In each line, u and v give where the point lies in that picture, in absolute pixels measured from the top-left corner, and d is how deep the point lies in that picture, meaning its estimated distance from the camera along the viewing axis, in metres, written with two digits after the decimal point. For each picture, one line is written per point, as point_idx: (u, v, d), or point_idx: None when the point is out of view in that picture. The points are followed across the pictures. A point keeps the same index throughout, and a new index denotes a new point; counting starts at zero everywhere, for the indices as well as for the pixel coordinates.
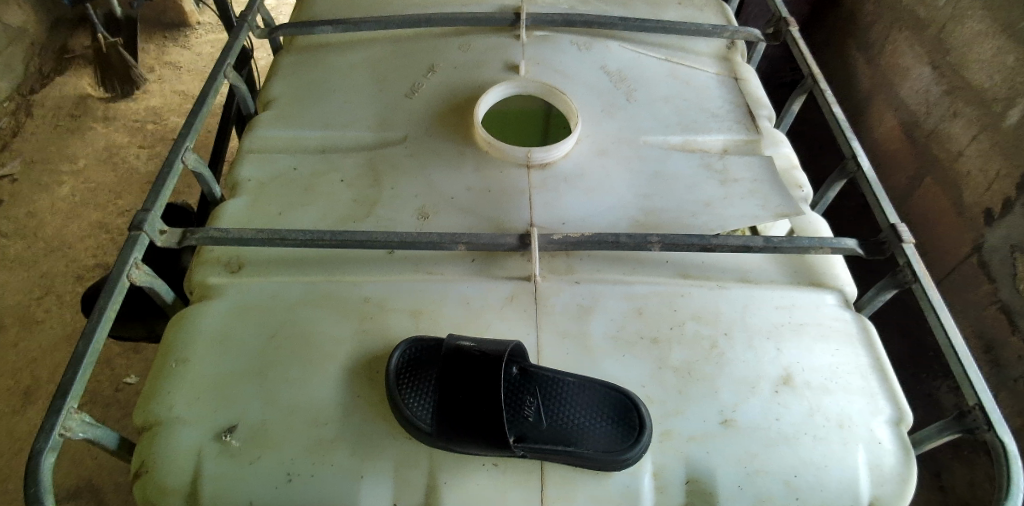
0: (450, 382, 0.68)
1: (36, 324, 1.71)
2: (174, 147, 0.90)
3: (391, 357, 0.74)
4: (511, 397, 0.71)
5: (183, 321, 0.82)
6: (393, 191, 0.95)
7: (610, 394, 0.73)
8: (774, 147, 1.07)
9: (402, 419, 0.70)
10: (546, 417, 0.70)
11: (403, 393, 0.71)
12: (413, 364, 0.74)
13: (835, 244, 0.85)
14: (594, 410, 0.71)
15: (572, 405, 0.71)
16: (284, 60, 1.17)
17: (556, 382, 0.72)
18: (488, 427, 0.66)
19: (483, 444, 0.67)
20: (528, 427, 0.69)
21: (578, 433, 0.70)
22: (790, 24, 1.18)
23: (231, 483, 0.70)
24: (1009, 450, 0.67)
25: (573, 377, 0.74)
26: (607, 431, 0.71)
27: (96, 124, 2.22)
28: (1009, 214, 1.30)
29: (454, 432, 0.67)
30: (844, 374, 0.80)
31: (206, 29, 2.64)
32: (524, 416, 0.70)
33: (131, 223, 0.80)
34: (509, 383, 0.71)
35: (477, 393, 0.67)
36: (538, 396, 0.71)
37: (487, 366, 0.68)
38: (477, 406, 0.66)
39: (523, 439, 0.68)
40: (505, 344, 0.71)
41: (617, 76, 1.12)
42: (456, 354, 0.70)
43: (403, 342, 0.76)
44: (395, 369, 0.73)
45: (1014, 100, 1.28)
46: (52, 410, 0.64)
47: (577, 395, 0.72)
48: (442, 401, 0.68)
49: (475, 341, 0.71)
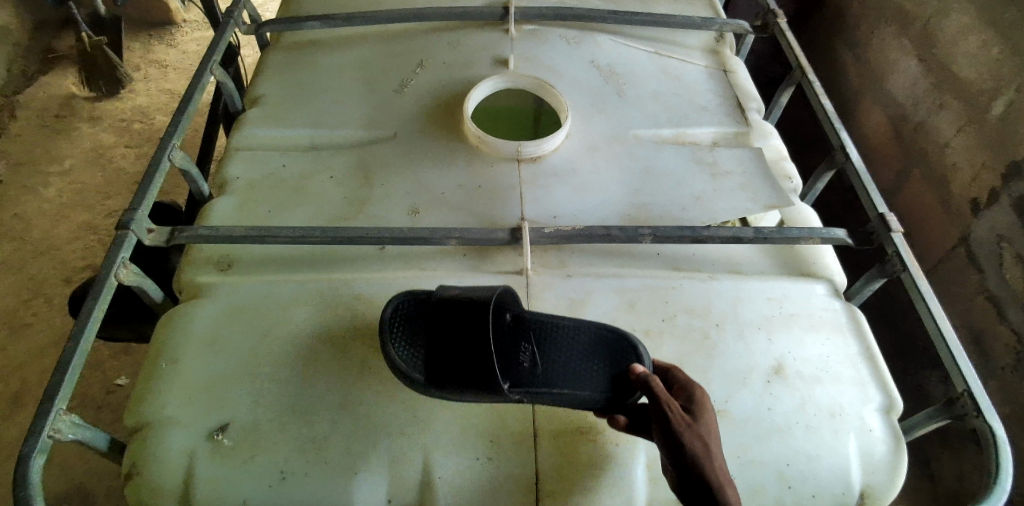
0: (435, 331, 0.68)
1: (23, 328, 1.69)
2: (160, 146, 0.89)
3: (385, 310, 0.73)
4: (507, 345, 0.71)
5: (172, 322, 0.81)
6: (383, 189, 0.95)
7: (605, 335, 0.74)
8: (764, 140, 1.08)
9: (395, 371, 0.70)
10: (540, 363, 0.71)
11: (396, 344, 0.72)
12: (406, 319, 0.74)
13: (824, 235, 0.86)
14: (589, 353, 0.73)
15: (566, 349, 0.73)
16: (271, 58, 1.16)
17: (550, 328, 0.74)
18: (478, 374, 0.66)
19: (473, 392, 0.67)
20: (524, 374, 0.70)
21: (573, 378, 0.70)
22: (778, 17, 1.18)
23: (223, 483, 0.70)
24: (998, 437, 0.67)
25: (569, 321, 0.75)
26: (603, 374, 0.71)
27: (82, 124, 2.19)
28: (996, 205, 1.31)
29: (445, 379, 0.66)
30: (835, 364, 0.81)
31: (192, 26, 2.61)
32: (522, 363, 0.71)
33: (119, 223, 0.79)
34: (504, 330, 0.71)
35: (464, 343, 0.66)
36: (531, 345, 0.72)
37: (472, 310, 0.67)
38: (467, 355, 0.66)
39: (518, 385, 0.69)
40: (491, 291, 0.70)
41: (607, 71, 1.12)
42: (442, 302, 0.69)
43: (396, 298, 0.75)
44: (388, 324, 0.72)
45: (999, 92, 1.29)
46: (41, 413, 0.64)
47: (573, 339, 0.74)
48: (430, 351, 0.67)
49: (462, 290, 0.71)
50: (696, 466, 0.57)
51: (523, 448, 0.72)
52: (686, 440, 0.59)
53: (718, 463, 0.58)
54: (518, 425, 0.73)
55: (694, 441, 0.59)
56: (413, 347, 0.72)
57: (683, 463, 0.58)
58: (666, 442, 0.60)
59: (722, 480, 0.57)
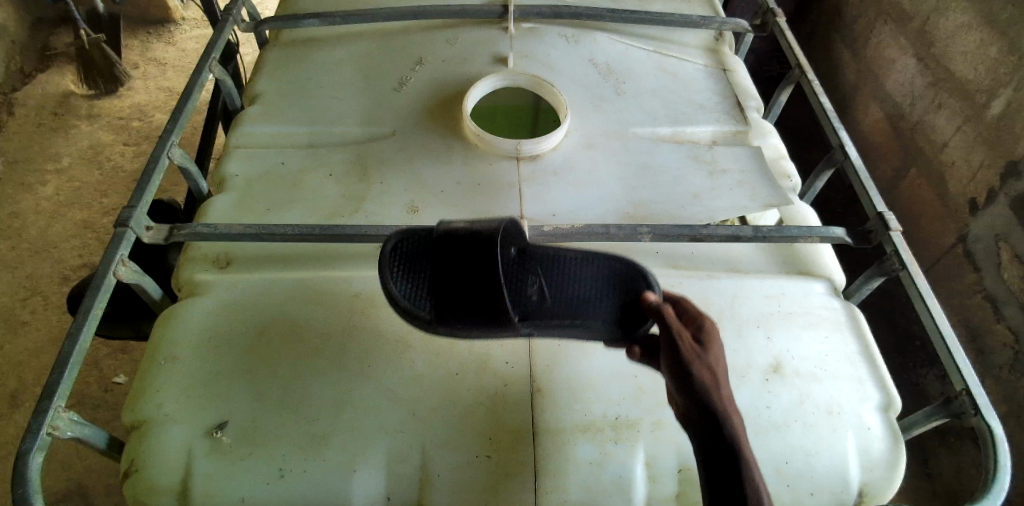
0: (441, 269, 0.65)
1: (21, 327, 1.68)
2: (159, 143, 0.89)
3: (387, 242, 0.71)
4: (515, 276, 0.71)
5: (170, 319, 0.81)
6: (382, 186, 0.95)
7: (612, 264, 0.74)
8: (762, 138, 1.08)
9: (399, 310, 0.68)
10: (548, 296, 0.72)
11: (396, 281, 0.69)
12: (406, 252, 0.71)
13: (823, 234, 0.85)
14: (597, 282, 0.73)
15: (573, 280, 0.73)
16: (269, 55, 1.15)
17: (557, 258, 0.73)
18: (489, 312, 0.65)
19: (485, 329, 0.67)
20: (533, 306, 0.70)
21: (582, 310, 0.71)
22: (777, 15, 1.18)
23: (222, 480, 0.70)
24: (996, 436, 0.68)
25: (575, 253, 0.74)
26: (612, 303, 0.72)
27: (79, 122, 2.19)
28: (993, 204, 1.31)
29: (454, 318, 0.66)
30: (834, 361, 0.81)
31: (190, 24, 2.61)
32: (529, 295, 0.71)
33: (117, 220, 0.79)
34: (510, 263, 0.70)
35: (473, 281, 0.64)
36: (539, 276, 0.72)
37: (481, 246, 0.64)
38: (478, 292, 0.65)
39: (528, 319, 0.69)
40: (499, 223, 0.66)
41: (606, 69, 1.12)
42: (447, 237, 0.66)
43: (393, 234, 0.72)
44: (389, 257, 0.70)
45: (996, 91, 1.30)
46: (39, 410, 0.64)
47: (579, 270, 0.73)
48: (438, 290, 0.66)
49: (467, 222, 0.67)
50: (702, 391, 0.61)
51: (522, 445, 0.72)
52: (694, 367, 0.62)
53: (722, 389, 0.62)
54: (517, 423, 0.73)
55: (701, 369, 0.63)
56: (413, 282, 0.69)
57: (690, 388, 0.62)
58: (674, 369, 0.63)
59: (726, 407, 0.61)
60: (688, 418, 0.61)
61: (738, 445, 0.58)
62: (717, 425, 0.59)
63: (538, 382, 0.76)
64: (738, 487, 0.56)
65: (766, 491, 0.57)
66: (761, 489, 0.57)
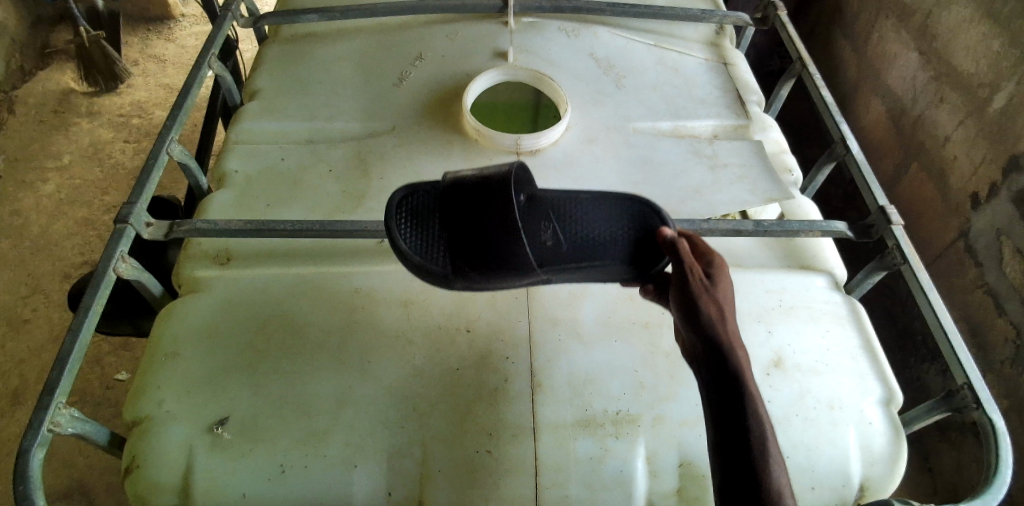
0: (454, 217, 0.66)
1: (23, 324, 1.69)
2: (158, 139, 0.89)
3: (394, 195, 0.69)
4: (528, 223, 0.70)
5: (171, 316, 0.81)
6: (382, 183, 0.95)
7: (626, 203, 0.73)
8: (763, 132, 1.07)
9: (410, 265, 0.66)
10: (563, 241, 0.70)
11: (404, 235, 0.67)
12: (413, 204, 0.69)
13: (824, 228, 0.85)
14: (612, 223, 0.72)
15: (586, 220, 0.72)
16: (268, 51, 1.15)
17: (568, 203, 0.72)
18: (504, 259, 0.65)
19: (501, 278, 0.66)
20: (550, 252, 0.69)
21: (600, 250, 0.70)
22: (778, 8, 1.17)
23: (222, 476, 0.70)
24: (997, 429, 0.67)
25: (587, 194, 0.74)
26: (628, 243, 0.71)
27: (80, 120, 2.18)
28: (994, 199, 1.31)
29: (469, 268, 0.66)
30: (835, 356, 0.80)
31: (190, 21, 2.60)
32: (545, 241, 0.70)
33: (117, 216, 0.78)
34: (522, 209, 0.69)
35: (484, 230, 0.65)
36: (552, 221, 0.71)
37: (491, 188, 0.65)
38: (491, 241, 0.65)
39: (545, 264, 0.69)
40: (507, 169, 0.67)
41: (606, 63, 1.11)
42: (455, 186, 0.67)
43: (400, 188, 0.70)
44: (396, 211, 0.68)
45: (998, 85, 1.29)
46: (40, 406, 0.64)
47: (592, 210, 0.73)
48: (451, 241, 0.66)
49: (474, 171, 0.68)
50: (708, 326, 0.60)
51: (523, 440, 0.72)
52: (701, 303, 0.61)
53: (729, 325, 0.61)
54: (517, 419, 0.73)
55: (708, 305, 0.61)
56: (423, 235, 0.67)
57: (697, 323, 0.61)
58: (682, 304, 0.63)
59: (731, 340, 0.60)
60: (694, 353, 0.61)
61: (742, 380, 0.57)
62: (721, 360, 0.58)
63: (538, 378, 0.76)
64: (738, 420, 0.55)
65: (769, 425, 0.56)
66: (763, 422, 0.56)
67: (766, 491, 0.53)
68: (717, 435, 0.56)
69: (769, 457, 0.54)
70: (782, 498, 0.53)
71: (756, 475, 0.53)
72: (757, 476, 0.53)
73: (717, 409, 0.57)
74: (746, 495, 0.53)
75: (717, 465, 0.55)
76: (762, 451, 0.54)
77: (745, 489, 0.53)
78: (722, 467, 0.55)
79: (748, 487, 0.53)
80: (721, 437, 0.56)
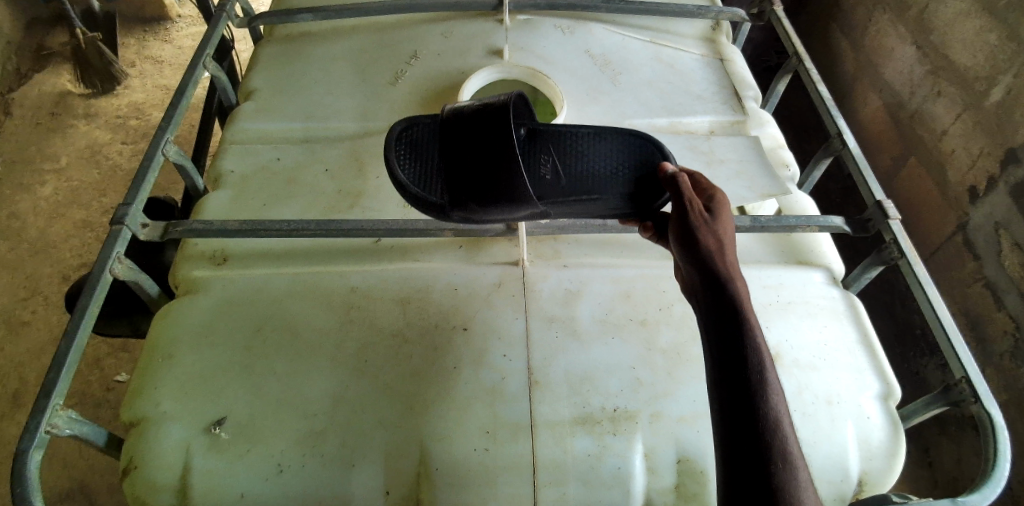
0: (454, 149, 0.72)
1: (21, 326, 1.69)
2: (153, 140, 0.88)
3: (394, 126, 0.77)
4: (528, 156, 0.78)
5: (168, 316, 0.81)
6: (378, 182, 0.94)
7: (627, 141, 0.80)
8: (760, 128, 1.08)
9: (408, 195, 0.72)
10: (561, 175, 0.77)
11: (402, 166, 0.74)
12: (412, 137, 0.77)
13: (822, 223, 0.85)
14: (611, 157, 0.79)
15: (586, 156, 0.79)
16: (263, 51, 1.15)
17: (569, 137, 0.80)
18: (500, 189, 0.70)
19: (498, 209, 0.72)
20: (549, 183, 0.76)
21: (600, 185, 0.77)
22: (773, 4, 1.17)
23: (221, 477, 0.70)
24: (996, 423, 0.67)
25: (588, 130, 0.81)
26: (626, 176, 0.78)
27: (77, 122, 2.18)
28: (993, 192, 1.30)
29: (467, 200, 0.71)
30: (833, 351, 0.80)
31: (187, 22, 2.59)
32: (545, 174, 0.77)
33: (112, 218, 0.78)
34: (523, 143, 0.79)
35: (482, 159, 0.71)
36: (551, 155, 0.78)
37: (489, 117, 0.72)
38: (487, 171, 0.70)
39: (545, 197, 0.75)
40: (503, 98, 0.74)
41: (602, 60, 1.11)
42: (455, 116, 0.73)
43: (399, 121, 0.78)
44: (394, 141, 0.76)
45: (995, 79, 1.29)
46: (37, 409, 0.64)
47: (593, 146, 0.80)
48: (450, 174, 0.72)
49: (474, 103, 0.74)
50: (707, 256, 0.58)
51: (521, 438, 0.72)
52: (700, 234, 0.59)
53: (729, 258, 0.58)
54: (515, 417, 0.73)
55: (708, 236, 0.59)
56: (422, 169, 0.74)
57: (696, 254, 0.58)
58: (681, 237, 0.61)
59: (731, 272, 0.57)
60: (692, 285, 0.58)
61: (741, 308, 0.54)
62: (720, 289, 0.55)
63: (535, 376, 0.76)
64: (737, 346, 0.52)
65: (768, 353, 0.53)
66: (763, 351, 0.53)
67: (766, 421, 0.50)
68: (715, 364, 0.53)
69: (769, 387, 0.51)
70: (782, 430, 0.50)
71: (755, 403, 0.50)
72: (756, 404, 0.50)
73: (715, 337, 0.54)
74: (743, 424, 0.49)
75: (714, 395, 0.52)
76: (761, 381, 0.51)
77: (743, 417, 0.50)
78: (720, 396, 0.51)
79: (746, 416, 0.50)
80: (718, 364, 0.52)
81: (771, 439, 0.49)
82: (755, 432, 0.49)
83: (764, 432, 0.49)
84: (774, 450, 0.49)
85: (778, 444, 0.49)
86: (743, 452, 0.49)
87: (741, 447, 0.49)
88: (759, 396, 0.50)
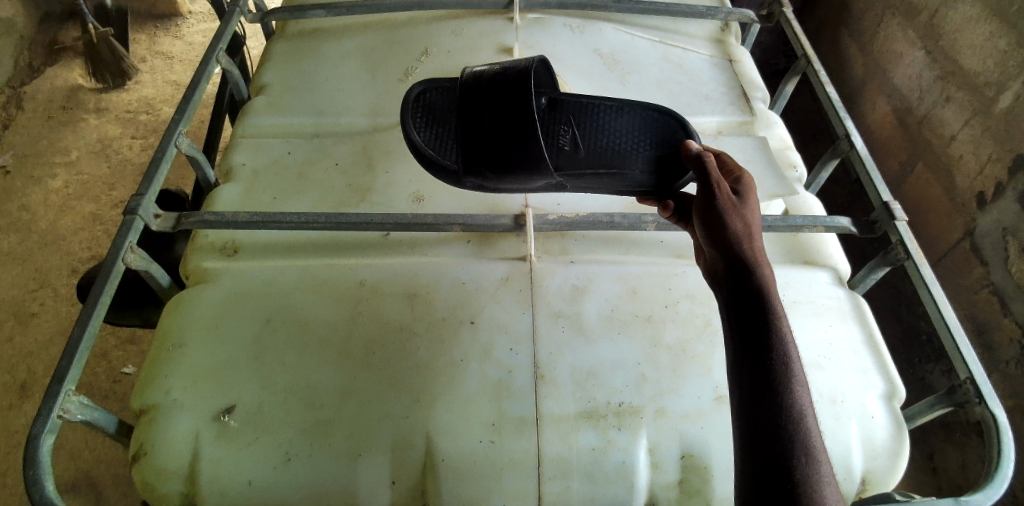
0: (471, 120, 0.77)
1: (31, 318, 1.70)
2: (167, 133, 0.89)
3: (414, 87, 0.85)
4: (549, 127, 0.83)
5: (179, 306, 0.82)
6: (387, 177, 0.95)
7: (652, 116, 0.83)
8: (768, 129, 1.08)
9: (422, 160, 0.79)
10: (581, 146, 0.82)
11: (419, 128, 0.82)
12: (427, 101, 0.85)
13: (828, 223, 0.85)
14: (633, 133, 0.82)
15: (609, 128, 0.83)
16: (275, 47, 1.16)
17: (592, 110, 0.84)
18: (514, 160, 0.75)
19: (513, 180, 0.76)
20: (567, 154, 0.81)
21: (622, 161, 0.80)
22: (783, 5, 1.17)
23: (229, 466, 0.71)
24: (1000, 424, 0.67)
25: (612, 103, 0.84)
26: (648, 153, 0.81)
27: (87, 116, 2.20)
28: (1002, 198, 1.30)
29: (479, 169, 0.76)
30: (838, 351, 0.80)
31: (198, 18, 2.61)
32: (563, 145, 0.82)
33: (126, 208, 0.79)
34: (544, 115, 0.84)
35: (497, 129, 0.75)
36: (572, 127, 0.83)
37: (509, 89, 0.76)
38: (501, 143, 0.75)
39: (563, 169, 0.80)
40: (524, 69, 0.78)
41: (610, 59, 1.12)
42: (474, 86, 0.78)
43: (420, 85, 0.86)
44: (411, 103, 0.83)
45: (1005, 85, 1.28)
46: (50, 394, 0.64)
47: (614, 121, 0.83)
48: (464, 142, 0.76)
49: (495, 71, 0.79)
50: (733, 241, 0.57)
51: (526, 433, 0.73)
52: (727, 218, 0.59)
53: (756, 244, 0.58)
54: (520, 412, 0.74)
55: (735, 221, 0.59)
56: (436, 136, 0.81)
57: (722, 240, 0.58)
58: (707, 222, 0.60)
59: (758, 259, 0.57)
60: (715, 271, 0.58)
61: (767, 296, 0.54)
62: (746, 276, 0.55)
63: (540, 370, 0.76)
64: (761, 335, 0.52)
65: (794, 343, 0.53)
66: (788, 341, 0.52)
67: (788, 411, 0.50)
68: (737, 352, 0.53)
69: (794, 378, 0.51)
70: (804, 420, 0.50)
71: (776, 395, 0.50)
72: (777, 394, 0.50)
73: (738, 326, 0.53)
74: (765, 415, 0.50)
75: (735, 385, 0.52)
76: (784, 371, 0.51)
77: (765, 409, 0.50)
78: (743, 387, 0.51)
79: (768, 405, 0.50)
80: (742, 354, 0.52)
81: (793, 431, 0.49)
82: (776, 423, 0.49)
83: (785, 422, 0.50)
84: (795, 443, 0.49)
85: (800, 436, 0.49)
86: (763, 443, 0.49)
87: (761, 440, 0.49)
88: (781, 386, 0.51)
